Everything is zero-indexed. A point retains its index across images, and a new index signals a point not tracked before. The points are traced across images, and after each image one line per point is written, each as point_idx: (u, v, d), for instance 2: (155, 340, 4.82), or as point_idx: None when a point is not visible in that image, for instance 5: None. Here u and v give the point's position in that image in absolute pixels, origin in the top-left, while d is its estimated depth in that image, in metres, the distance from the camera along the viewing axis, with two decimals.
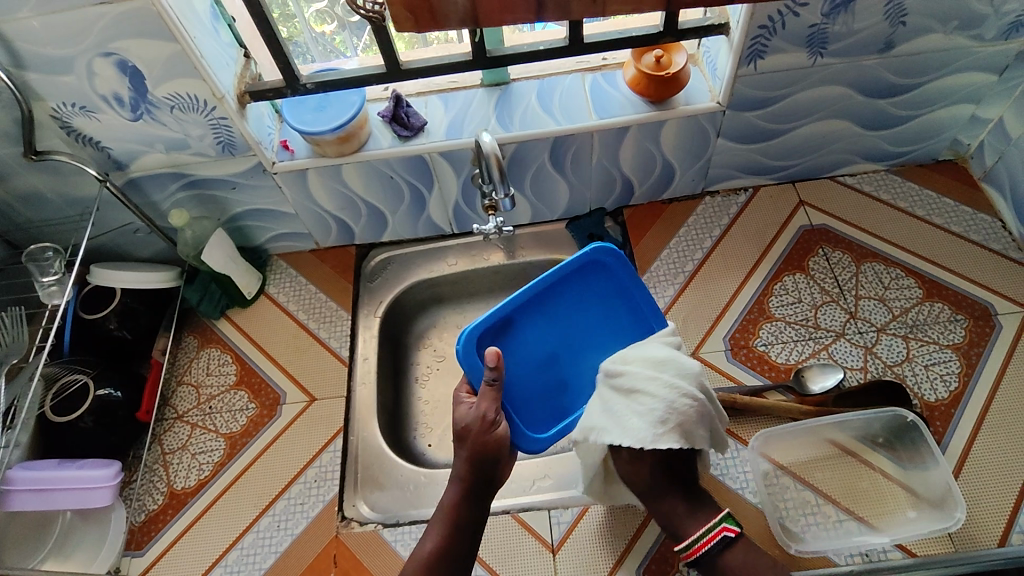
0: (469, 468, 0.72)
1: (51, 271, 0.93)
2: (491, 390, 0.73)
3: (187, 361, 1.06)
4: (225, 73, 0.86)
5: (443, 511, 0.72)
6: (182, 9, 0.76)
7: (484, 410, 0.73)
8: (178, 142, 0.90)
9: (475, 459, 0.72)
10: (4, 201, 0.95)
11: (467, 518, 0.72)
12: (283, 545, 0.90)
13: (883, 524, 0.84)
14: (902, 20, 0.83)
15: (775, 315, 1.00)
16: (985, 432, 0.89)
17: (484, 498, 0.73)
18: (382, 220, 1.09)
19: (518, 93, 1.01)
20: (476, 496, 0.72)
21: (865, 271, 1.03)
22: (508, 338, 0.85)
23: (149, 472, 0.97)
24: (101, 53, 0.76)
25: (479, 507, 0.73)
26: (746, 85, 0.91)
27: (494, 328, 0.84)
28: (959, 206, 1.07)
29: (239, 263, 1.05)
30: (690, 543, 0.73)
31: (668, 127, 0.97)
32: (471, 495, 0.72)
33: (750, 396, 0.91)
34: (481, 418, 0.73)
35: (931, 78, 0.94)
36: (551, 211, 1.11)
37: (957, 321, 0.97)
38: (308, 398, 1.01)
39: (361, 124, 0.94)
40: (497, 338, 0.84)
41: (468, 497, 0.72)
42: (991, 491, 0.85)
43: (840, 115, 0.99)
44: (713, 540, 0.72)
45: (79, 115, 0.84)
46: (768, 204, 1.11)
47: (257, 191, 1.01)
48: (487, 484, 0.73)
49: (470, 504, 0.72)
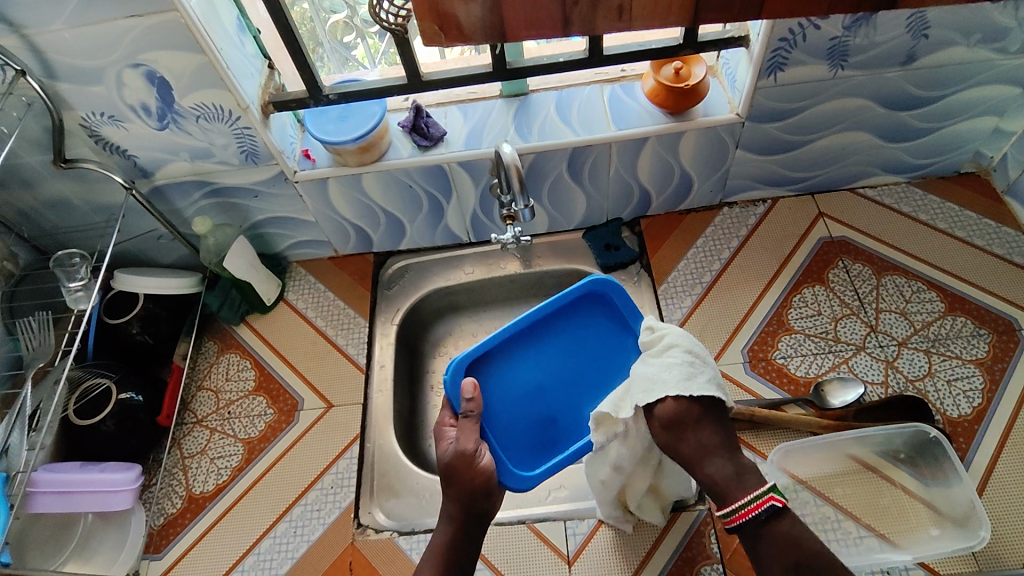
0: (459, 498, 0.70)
1: (78, 277, 0.94)
2: (471, 421, 0.74)
3: (207, 366, 1.07)
4: (250, 83, 0.87)
5: (436, 552, 0.69)
6: (209, 21, 0.78)
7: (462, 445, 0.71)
8: (203, 151, 0.92)
9: (467, 493, 0.70)
10: (32, 208, 0.97)
11: (460, 553, 0.69)
12: (299, 551, 0.90)
13: (905, 541, 0.83)
14: (925, 33, 0.83)
15: (794, 328, 1.00)
16: (1009, 450, 0.87)
17: (475, 535, 0.70)
18: (400, 228, 1.10)
19: (537, 104, 1.01)
20: (467, 532, 0.69)
21: (886, 284, 1.02)
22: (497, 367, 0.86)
23: (168, 476, 0.98)
24: (130, 64, 0.78)
25: (473, 547, 0.70)
26: (765, 97, 0.91)
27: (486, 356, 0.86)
28: (982, 219, 1.06)
29: (260, 270, 1.07)
30: (735, 508, 0.62)
31: (687, 138, 0.97)
32: (467, 526, 0.69)
33: (770, 410, 0.91)
34: (460, 454, 0.71)
35: (954, 91, 0.93)
36: (568, 221, 1.11)
37: (980, 336, 0.96)
38: (326, 405, 1.02)
39: (381, 135, 0.95)
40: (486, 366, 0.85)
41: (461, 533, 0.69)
42: (1016, 511, 0.83)
43: (860, 126, 0.98)
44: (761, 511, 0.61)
45: (108, 124, 0.86)
46: (786, 215, 1.11)
47: (279, 199, 1.02)
48: (479, 520, 0.70)
49: (463, 541, 0.69)
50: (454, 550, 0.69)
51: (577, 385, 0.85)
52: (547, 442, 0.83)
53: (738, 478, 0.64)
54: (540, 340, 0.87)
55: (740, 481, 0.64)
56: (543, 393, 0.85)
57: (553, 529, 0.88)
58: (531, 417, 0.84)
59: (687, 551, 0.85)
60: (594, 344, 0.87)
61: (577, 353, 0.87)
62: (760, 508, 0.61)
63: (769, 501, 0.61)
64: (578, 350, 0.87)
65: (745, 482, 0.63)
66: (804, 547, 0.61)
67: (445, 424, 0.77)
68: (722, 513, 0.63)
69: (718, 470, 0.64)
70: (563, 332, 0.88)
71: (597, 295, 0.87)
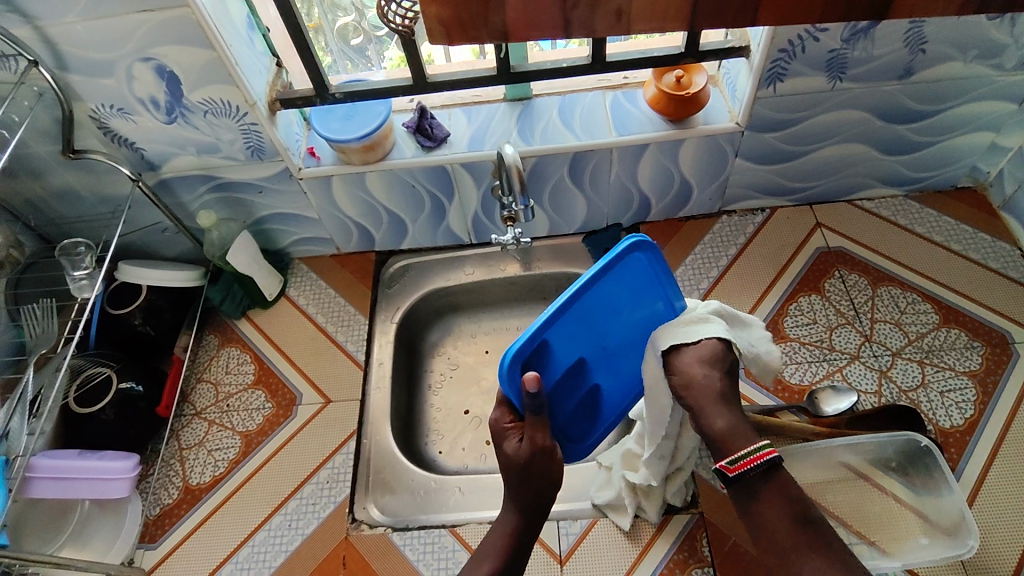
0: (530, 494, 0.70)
1: (82, 266, 0.95)
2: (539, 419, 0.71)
3: (208, 359, 1.08)
4: (257, 80, 0.88)
5: (503, 538, 0.70)
6: (219, 18, 0.79)
7: (536, 439, 0.70)
8: (209, 146, 0.93)
9: (539, 484, 0.70)
10: (39, 197, 0.98)
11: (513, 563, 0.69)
12: (293, 544, 0.91)
13: (895, 549, 0.83)
14: (922, 47, 0.84)
15: (789, 335, 1.00)
16: (1000, 462, 0.88)
17: (536, 532, 0.72)
18: (402, 228, 1.11)
19: (540, 108, 1.03)
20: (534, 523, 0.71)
21: (881, 295, 1.03)
22: (545, 360, 0.74)
23: (166, 467, 0.98)
24: (141, 58, 0.79)
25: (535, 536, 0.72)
26: (765, 106, 0.92)
27: (532, 354, 0.72)
28: (977, 234, 1.07)
29: (263, 265, 1.08)
30: (743, 454, 0.62)
31: (687, 146, 0.98)
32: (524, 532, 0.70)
33: (763, 415, 0.91)
34: (534, 447, 0.70)
35: (951, 105, 0.94)
36: (569, 225, 1.13)
37: (974, 348, 0.96)
38: (323, 400, 1.03)
39: (385, 134, 0.97)
40: (535, 363, 0.73)
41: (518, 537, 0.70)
42: (1005, 522, 0.84)
43: (859, 138, 0.99)
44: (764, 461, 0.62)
45: (117, 117, 0.87)
46: (785, 224, 1.12)
47: (283, 196, 1.03)
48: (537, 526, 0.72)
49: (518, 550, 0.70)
50: (517, 541, 0.70)
51: (626, 342, 0.78)
52: (595, 409, 0.82)
53: (741, 430, 0.65)
54: (581, 315, 0.74)
55: (733, 439, 0.64)
56: (592, 358, 0.78)
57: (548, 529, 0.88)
58: (580, 390, 0.79)
59: (679, 553, 0.85)
60: (643, 304, 0.76)
61: (622, 314, 0.76)
62: (760, 459, 0.62)
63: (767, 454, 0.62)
64: (629, 307, 0.76)
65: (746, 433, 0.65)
66: (807, 509, 0.61)
67: (506, 425, 0.73)
68: (725, 461, 0.63)
69: (724, 421, 0.65)
70: (608, 292, 0.74)
71: (639, 260, 0.73)
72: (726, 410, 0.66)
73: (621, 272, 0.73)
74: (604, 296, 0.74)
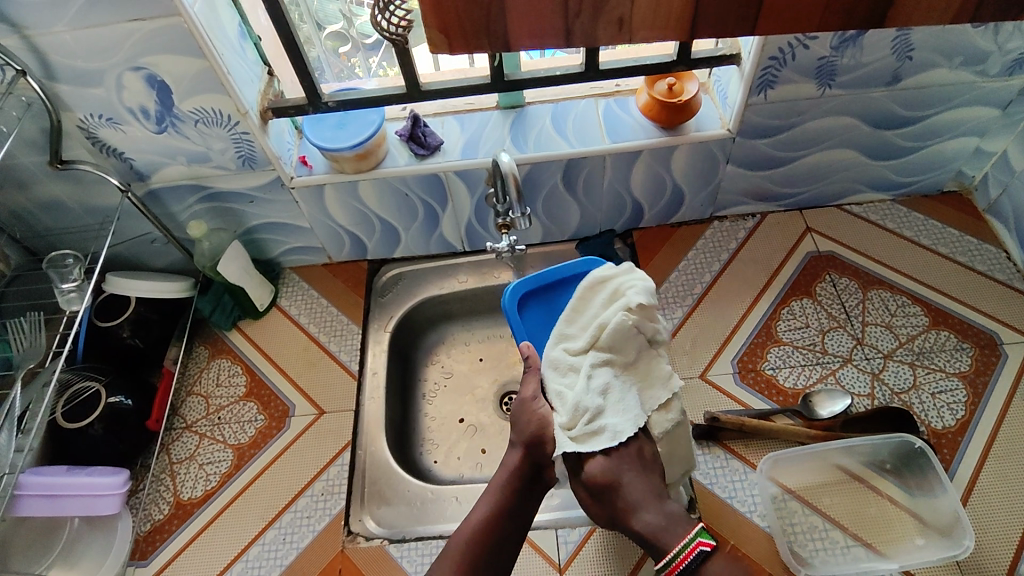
0: (524, 457, 0.76)
1: (71, 278, 0.94)
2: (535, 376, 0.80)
3: (198, 371, 1.07)
4: (250, 89, 0.88)
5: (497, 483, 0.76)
6: (211, 26, 0.78)
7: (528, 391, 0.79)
8: (200, 155, 0.92)
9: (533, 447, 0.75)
10: (24, 209, 0.96)
11: (510, 522, 0.74)
12: (288, 558, 0.89)
13: (891, 550, 0.84)
14: (909, 55, 0.86)
15: (783, 339, 1.01)
16: (992, 461, 0.89)
17: (533, 491, 0.76)
18: (395, 236, 1.11)
19: (533, 116, 1.03)
20: (528, 483, 0.75)
21: (872, 298, 1.04)
22: None
23: (156, 481, 0.97)
24: (131, 68, 0.78)
25: (531, 498, 0.76)
26: (756, 113, 0.93)
27: None
28: (964, 237, 1.08)
29: (254, 275, 1.06)
30: (667, 560, 0.63)
31: (679, 153, 0.99)
32: (519, 494, 0.75)
33: (759, 420, 0.92)
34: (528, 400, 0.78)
35: (937, 111, 0.96)
36: (561, 232, 1.13)
37: (963, 349, 0.98)
38: (317, 411, 1.02)
39: (379, 142, 0.96)
40: None
41: (510, 494, 0.75)
42: (999, 521, 0.85)
43: (848, 144, 1.01)
44: (691, 557, 0.63)
45: (106, 127, 0.86)
46: (776, 229, 1.13)
47: (274, 205, 1.02)
48: (531, 492, 0.76)
49: (513, 511, 0.75)
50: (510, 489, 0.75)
51: None
52: None
53: (670, 526, 0.66)
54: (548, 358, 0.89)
55: (667, 533, 0.66)
56: None
57: (545, 539, 0.88)
58: None
59: None
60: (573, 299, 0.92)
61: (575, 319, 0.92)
62: (690, 555, 0.63)
63: (697, 547, 0.63)
64: None
65: (675, 531, 0.66)
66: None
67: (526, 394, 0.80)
68: (659, 565, 0.64)
69: (652, 518, 0.67)
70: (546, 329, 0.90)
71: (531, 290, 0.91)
72: (655, 506, 0.68)
73: (532, 314, 0.90)
74: (540, 333, 0.90)
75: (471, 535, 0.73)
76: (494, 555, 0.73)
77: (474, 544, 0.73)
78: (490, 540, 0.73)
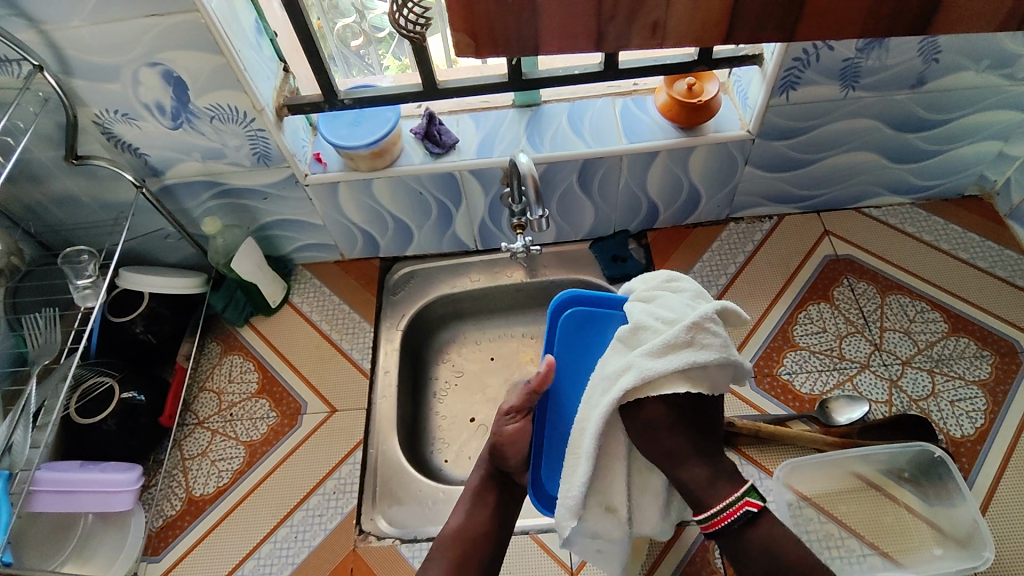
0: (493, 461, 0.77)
1: (86, 273, 0.94)
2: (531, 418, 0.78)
3: (210, 368, 1.07)
4: (266, 85, 0.87)
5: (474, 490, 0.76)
6: (228, 21, 0.77)
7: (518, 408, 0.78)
8: (214, 152, 0.91)
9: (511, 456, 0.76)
10: (38, 203, 0.96)
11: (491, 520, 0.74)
12: (300, 556, 0.89)
13: (907, 560, 0.83)
14: (935, 57, 0.84)
15: (799, 344, 1.00)
16: (1012, 471, 0.88)
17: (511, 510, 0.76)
18: (408, 234, 1.10)
19: (549, 114, 1.02)
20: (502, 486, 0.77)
21: (890, 303, 1.03)
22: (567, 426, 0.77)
23: (169, 477, 0.97)
24: (148, 63, 0.78)
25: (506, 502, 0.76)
26: (777, 115, 0.92)
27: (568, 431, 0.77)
28: (984, 241, 1.07)
29: (266, 271, 1.06)
30: (712, 513, 0.60)
31: (697, 153, 0.98)
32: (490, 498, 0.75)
33: (775, 426, 0.91)
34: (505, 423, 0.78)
35: (962, 114, 0.94)
36: (575, 231, 1.12)
37: (983, 357, 0.97)
38: (329, 409, 1.01)
39: (394, 141, 0.95)
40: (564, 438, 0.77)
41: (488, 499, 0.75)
42: (1018, 532, 0.84)
43: (869, 146, 0.99)
44: (738, 517, 0.60)
45: (121, 122, 0.86)
46: (792, 232, 1.11)
47: (288, 202, 1.02)
48: (508, 494, 0.77)
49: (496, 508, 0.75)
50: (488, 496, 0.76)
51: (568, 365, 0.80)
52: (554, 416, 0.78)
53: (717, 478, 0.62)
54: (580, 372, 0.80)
55: (715, 487, 0.62)
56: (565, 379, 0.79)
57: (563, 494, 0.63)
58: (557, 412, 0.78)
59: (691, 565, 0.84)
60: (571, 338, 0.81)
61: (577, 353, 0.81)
62: (735, 515, 0.60)
63: (744, 506, 0.60)
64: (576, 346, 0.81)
65: (719, 485, 0.62)
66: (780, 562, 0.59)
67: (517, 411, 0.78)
68: (699, 519, 0.61)
69: (700, 470, 0.62)
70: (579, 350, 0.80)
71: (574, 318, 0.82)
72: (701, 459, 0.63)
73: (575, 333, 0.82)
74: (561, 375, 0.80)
75: (456, 534, 0.71)
76: (483, 549, 0.71)
77: (460, 539, 0.71)
78: (475, 539, 0.71)
